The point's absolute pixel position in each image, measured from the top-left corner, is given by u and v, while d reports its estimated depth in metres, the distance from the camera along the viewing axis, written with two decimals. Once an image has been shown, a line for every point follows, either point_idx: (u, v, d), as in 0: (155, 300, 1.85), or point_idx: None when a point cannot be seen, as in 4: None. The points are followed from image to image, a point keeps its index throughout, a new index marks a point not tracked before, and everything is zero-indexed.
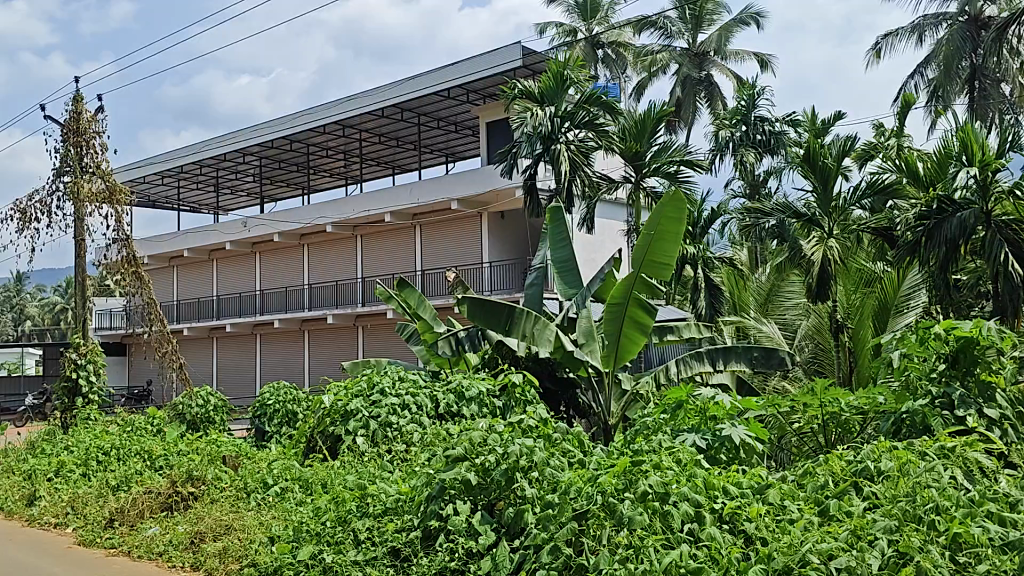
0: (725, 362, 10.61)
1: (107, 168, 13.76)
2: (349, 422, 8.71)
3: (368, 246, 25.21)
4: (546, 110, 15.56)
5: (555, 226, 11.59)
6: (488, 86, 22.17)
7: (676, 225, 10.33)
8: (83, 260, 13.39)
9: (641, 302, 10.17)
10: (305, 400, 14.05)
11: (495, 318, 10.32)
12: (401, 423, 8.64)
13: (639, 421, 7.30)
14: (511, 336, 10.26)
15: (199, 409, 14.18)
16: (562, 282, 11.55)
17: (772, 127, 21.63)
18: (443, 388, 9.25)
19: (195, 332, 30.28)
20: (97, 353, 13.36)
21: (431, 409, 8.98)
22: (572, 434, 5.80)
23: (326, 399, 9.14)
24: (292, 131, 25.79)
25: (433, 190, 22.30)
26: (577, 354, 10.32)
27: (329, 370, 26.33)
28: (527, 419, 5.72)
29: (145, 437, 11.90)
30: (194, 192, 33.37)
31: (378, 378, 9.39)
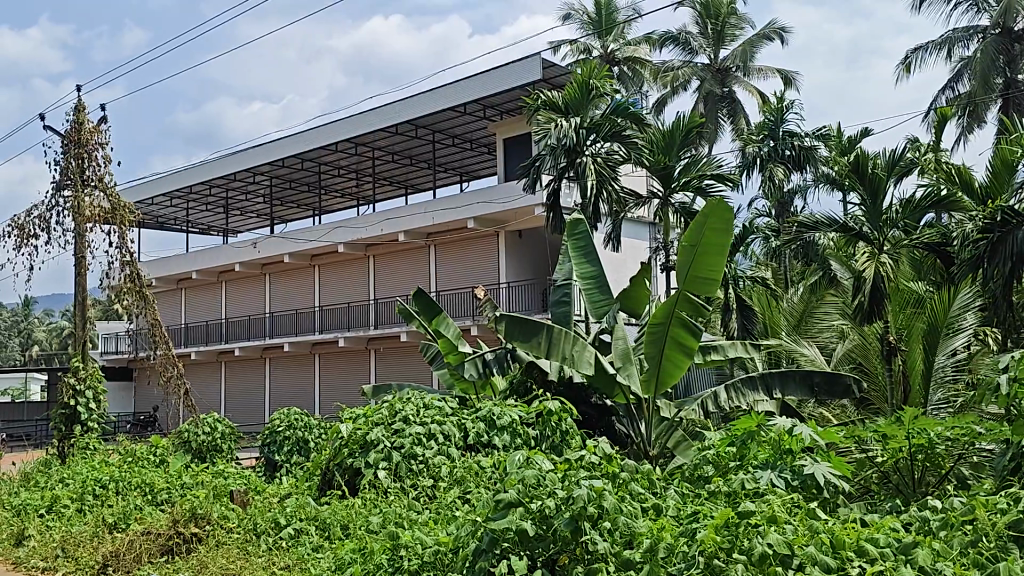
0: (781, 389, 9.61)
1: (110, 181, 13.00)
2: (370, 453, 7.88)
3: (380, 267, 24.43)
4: (571, 120, 14.76)
5: (578, 238, 10.57)
6: (506, 101, 21.41)
7: (722, 236, 9.41)
8: (83, 280, 12.60)
9: (684, 322, 9.33)
10: (318, 427, 13.26)
11: (534, 337, 9.42)
12: (427, 455, 7.81)
13: (703, 455, 6.49)
14: (549, 359, 9.35)
15: (206, 437, 13.37)
16: (590, 298, 10.51)
17: (802, 141, 20.74)
18: (472, 417, 8.42)
19: (202, 357, 29.52)
20: (98, 379, 12.53)
21: (459, 439, 8.13)
22: (642, 471, 4.98)
23: (343, 428, 8.29)
24: (303, 149, 25.09)
25: (448, 209, 21.50)
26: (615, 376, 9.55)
27: (340, 396, 25.50)
28: (588, 455, 4.92)
29: (147, 468, 11.08)
30: (203, 213, 32.73)
31: (401, 405, 8.55)
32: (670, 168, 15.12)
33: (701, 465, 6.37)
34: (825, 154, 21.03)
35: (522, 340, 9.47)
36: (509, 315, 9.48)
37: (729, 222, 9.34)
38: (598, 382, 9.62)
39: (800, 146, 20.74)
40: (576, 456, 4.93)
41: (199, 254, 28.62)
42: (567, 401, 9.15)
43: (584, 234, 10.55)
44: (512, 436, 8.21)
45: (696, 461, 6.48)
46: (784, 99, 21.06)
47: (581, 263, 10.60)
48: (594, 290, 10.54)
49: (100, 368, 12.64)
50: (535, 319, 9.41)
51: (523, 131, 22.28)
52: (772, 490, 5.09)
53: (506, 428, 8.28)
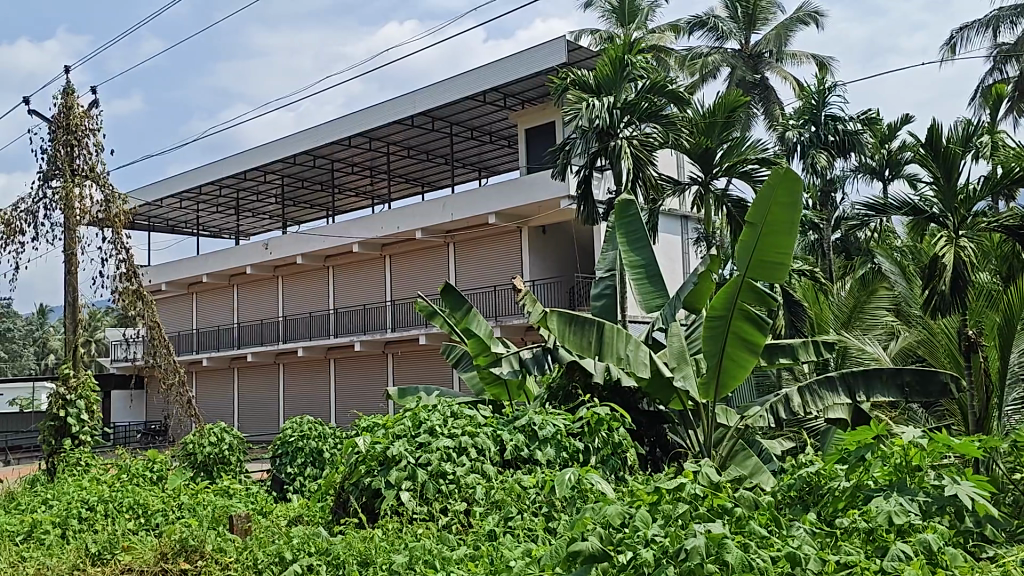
0: (866, 392, 8.35)
1: (104, 171, 11.90)
2: (389, 471, 6.69)
3: (397, 267, 23.27)
4: (604, 100, 13.54)
5: (625, 223, 9.35)
6: (528, 89, 20.22)
7: (792, 210, 8.16)
8: (74, 280, 11.46)
9: (748, 316, 8.25)
10: (333, 437, 12.11)
11: (587, 336, 8.24)
12: (458, 472, 6.62)
13: (805, 475, 5.32)
14: (603, 360, 8.17)
15: (210, 450, 12.18)
16: (640, 291, 9.34)
17: (846, 126, 19.62)
18: (509, 427, 7.22)
19: (214, 363, 28.45)
20: (90, 388, 11.46)
21: (495, 456, 6.93)
22: (757, 505, 4.11)
23: (359, 442, 7.05)
24: (315, 145, 23.98)
25: (469, 203, 20.30)
26: (675, 382, 8.30)
27: (358, 402, 24.35)
28: (688, 483, 4.13)
29: (142, 486, 9.94)
30: (214, 214, 31.69)
31: (426, 413, 7.36)
32: (712, 150, 14.10)
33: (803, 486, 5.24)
34: (870, 139, 19.84)
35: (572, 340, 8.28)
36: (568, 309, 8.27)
37: (796, 195, 8.13)
38: (652, 388, 8.45)
39: (844, 130, 19.61)
40: (671, 485, 4.14)
41: (209, 257, 27.52)
42: (619, 408, 7.90)
43: (632, 217, 9.32)
44: (556, 450, 7.00)
45: (797, 480, 5.31)
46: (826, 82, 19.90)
47: (629, 251, 9.37)
48: (645, 281, 9.37)
49: (93, 376, 11.52)
50: (590, 318, 8.28)
51: (546, 122, 21.08)
52: (930, 527, 3.94)
53: (549, 441, 7.06)
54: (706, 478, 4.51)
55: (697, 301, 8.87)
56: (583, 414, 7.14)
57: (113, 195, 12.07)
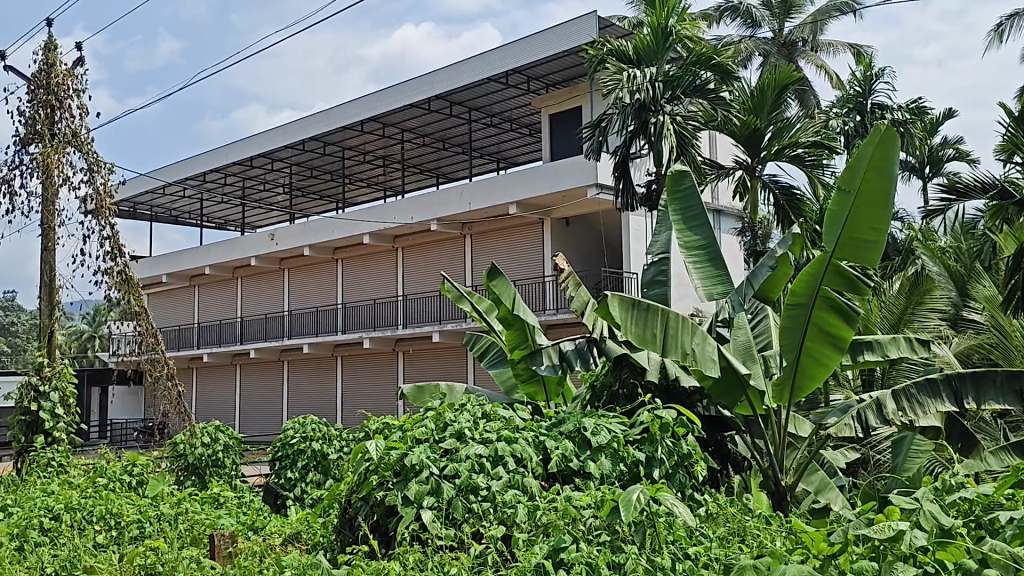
0: (976, 400, 7.10)
1: (89, 137, 10.56)
2: (408, 483, 5.44)
3: (410, 260, 22.02)
4: (646, 72, 12.27)
5: (677, 199, 8.12)
6: (554, 71, 18.93)
7: (887, 173, 6.90)
8: (51, 258, 10.18)
9: (835, 306, 7.05)
10: (337, 438, 10.85)
11: (649, 324, 6.65)
12: (493, 487, 5.35)
13: (959, 498, 4.06)
14: (666, 356, 6.59)
15: (203, 451, 10.87)
16: (697, 275, 7.96)
17: (893, 115, 18.37)
18: (553, 432, 5.93)
19: (215, 359, 27.23)
20: (68, 378, 10.17)
21: (537, 467, 5.64)
22: None
23: (372, 447, 5.75)
24: (325, 130, 22.73)
25: (488, 192, 19.02)
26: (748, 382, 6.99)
27: (367, 403, 23.03)
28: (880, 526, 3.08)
29: (116, 493, 8.67)
30: (219, 205, 30.51)
31: (450, 412, 6.08)
32: (760, 132, 12.95)
33: (959, 511, 4.05)
34: (917, 130, 18.58)
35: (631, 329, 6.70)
36: (630, 292, 6.70)
37: (896, 156, 6.89)
38: (717, 392, 7.06)
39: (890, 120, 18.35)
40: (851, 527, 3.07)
41: (213, 248, 26.28)
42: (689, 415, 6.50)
43: (687, 193, 8.10)
44: (611, 462, 5.71)
45: (952, 504, 4.07)
46: (871, 68, 18.71)
47: (685, 231, 8.06)
48: (702, 265, 7.99)
49: (71, 366, 10.25)
50: (652, 304, 6.72)
51: (571, 107, 19.80)
52: None
53: (603, 450, 5.77)
54: (916, 519, 3.52)
55: (772, 289, 7.52)
56: (642, 419, 5.84)
57: (96, 165, 10.79)
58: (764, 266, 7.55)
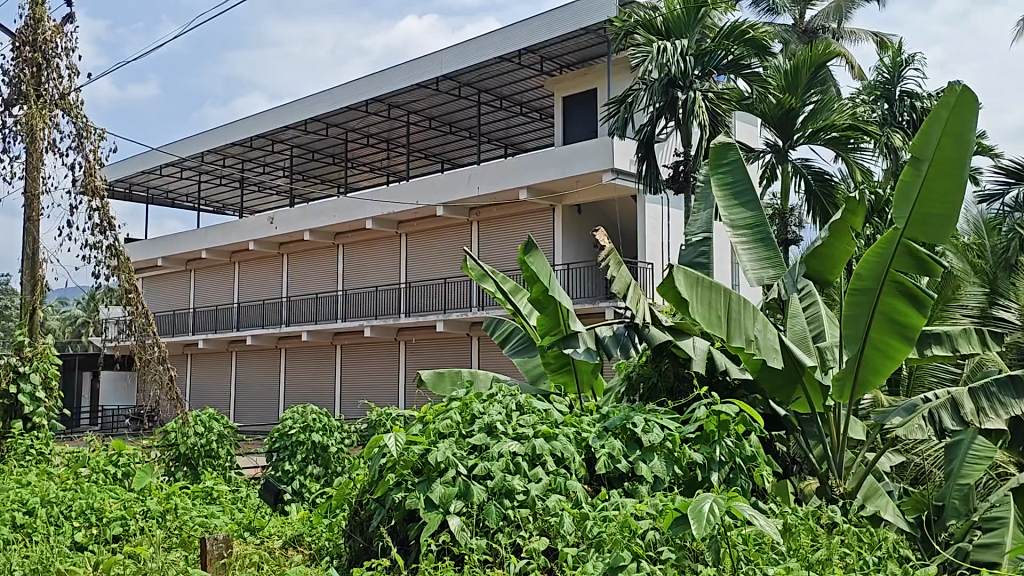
0: None
1: (78, 100, 9.72)
2: (431, 484, 4.68)
3: (414, 246, 21.23)
4: (677, 44, 11.50)
5: (721, 173, 7.27)
6: (570, 51, 18.13)
7: (962, 143, 6.11)
8: (35, 229, 9.37)
9: (905, 291, 6.24)
10: (338, 430, 10.09)
11: (713, 305, 5.79)
12: (531, 491, 4.59)
13: None
14: (729, 343, 5.77)
15: (197, 441, 10.11)
16: (745, 258, 7.16)
17: (924, 103, 17.63)
18: (596, 428, 5.14)
19: (211, 345, 26.48)
20: (51, 358, 9.39)
21: (581, 469, 4.88)
22: None
23: (391, 441, 4.97)
24: (329, 110, 21.93)
25: (498, 176, 18.24)
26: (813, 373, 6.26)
27: (367, 393, 22.26)
28: None
29: (99, 486, 7.88)
30: (217, 188, 29.72)
31: (478, 402, 5.30)
32: (796, 111, 12.36)
33: None
34: None
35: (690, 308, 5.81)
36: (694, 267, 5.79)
37: (973, 122, 6.08)
38: (765, 382, 6.30)
39: (920, 108, 17.63)
40: None
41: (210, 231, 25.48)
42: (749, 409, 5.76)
43: (732, 166, 7.26)
44: (665, 464, 4.95)
45: None
46: (900, 54, 17.93)
47: (733, 208, 7.24)
48: (752, 246, 7.19)
49: (54, 347, 9.45)
50: (714, 281, 5.85)
51: (585, 90, 19.02)
52: None
53: (656, 450, 4.99)
54: None
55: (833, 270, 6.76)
56: (699, 416, 5.07)
57: (85, 130, 9.97)
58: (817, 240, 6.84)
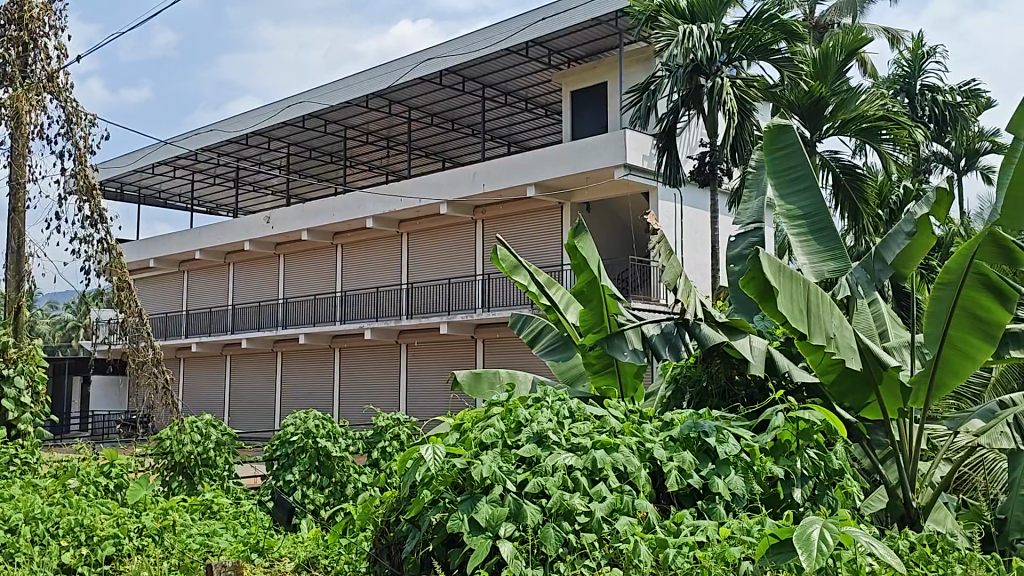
0: None
1: (67, 84, 9.03)
2: (475, 503, 4.05)
3: (415, 246, 20.57)
4: (703, 28, 10.91)
5: (777, 158, 6.66)
6: (579, 44, 17.50)
7: None
8: (21, 222, 8.68)
9: (991, 283, 5.61)
10: (344, 436, 9.38)
11: (796, 296, 5.19)
12: (596, 513, 3.94)
13: None
14: (809, 340, 5.21)
15: (194, 448, 9.35)
16: (801, 250, 6.46)
17: (947, 97, 17.07)
18: (660, 438, 4.50)
19: (204, 349, 25.75)
20: (37, 359, 8.68)
21: (647, 486, 4.23)
22: None
23: (427, 453, 4.31)
24: (327, 105, 21.25)
25: (505, 173, 17.59)
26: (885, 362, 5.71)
27: (368, 396, 21.55)
28: None
29: (89, 500, 7.16)
30: (211, 188, 29.02)
31: (524, 408, 4.63)
32: (822, 104, 11.67)
33: None
34: (971, 113, 17.26)
35: (769, 298, 5.19)
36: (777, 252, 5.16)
37: None
38: (836, 389, 5.80)
39: (943, 102, 17.07)
40: None
41: (204, 231, 24.75)
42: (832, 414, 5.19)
43: (789, 150, 6.65)
44: (744, 480, 4.29)
45: None
46: (920, 47, 17.39)
47: (787, 195, 6.61)
48: (808, 237, 6.50)
49: (40, 348, 8.76)
50: (792, 270, 5.25)
51: (594, 84, 18.39)
52: None
53: (732, 465, 4.34)
54: None
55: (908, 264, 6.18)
56: (779, 423, 4.43)
57: (75, 116, 9.28)
58: (900, 233, 6.19)
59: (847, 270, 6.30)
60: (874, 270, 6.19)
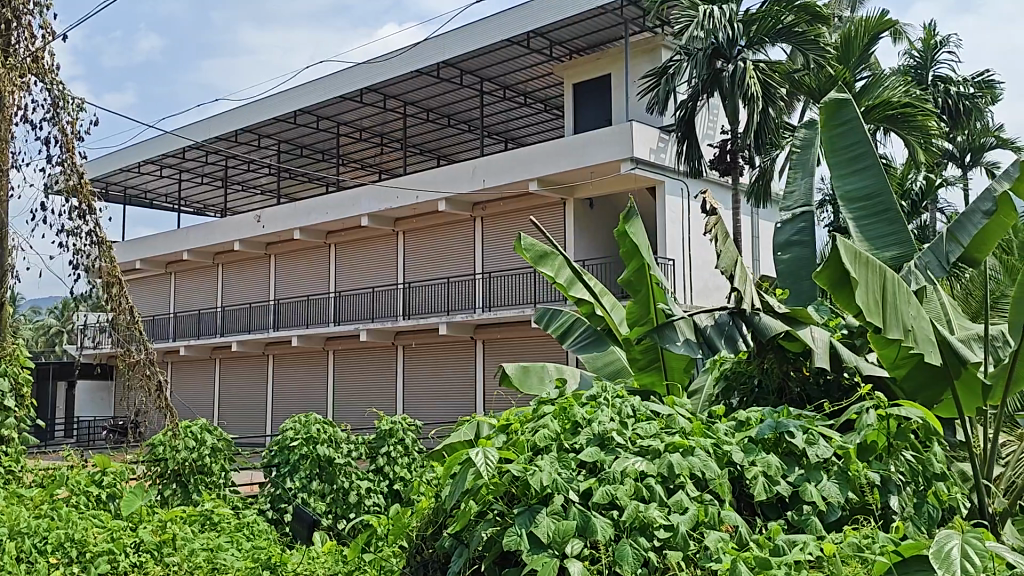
0: None
1: (53, 65, 8.38)
2: (535, 516, 3.48)
3: (412, 245, 20.01)
4: (722, 9, 10.40)
5: (833, 135, 6.33)
6: (581, 35, 16.97)
7: None
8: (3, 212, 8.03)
9: None
10: (350, 441, 8.80)
11: (871, 285, 4.60)
12: (680, 527, 3.39)
13: None
14: (884, 334, 4.61)
15: (188, 455, 8.74)
16: (859, 231, 6.08)
17: (959, 89, 16.68)
18: (738, 439, 3.95)
19: (193, 353, 25.06)
20: (20, 360, 8.05)
21: (728, 494, 3.68)
22: None
23: (473, 457, 3.74)
24: (318, 101, 20.64)
25: (505, 168, 17.04)
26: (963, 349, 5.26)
27: (363, 400, 20.96)
28: None
29: (80, 512, 6.57)
30: (199, 188, 28.38)
31: (580, 406, 4.09)
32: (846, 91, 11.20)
33: None
34: (984, 105, 16.84)
35: (842, 288, 4.65)
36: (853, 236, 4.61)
37: None
38: (910, 387, 5.30)
39: (956, 94, 16.66)
40: None
41: (191, 231, 24.10)
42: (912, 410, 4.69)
43: (847, 127, 6.32)
44: (839, 486, 3.76)
45: None
46: (932, 36, 16.95)
47: (847, 175, 6.24)
48: (869, 220, 6.11)
49: (24, 348, 8.13)
50: (869, 255, 4.67)
51: (596, 77, 17.90)
52: None
53: (823, 469, 3.81)
54: None
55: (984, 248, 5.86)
56: (871, 422, 3.91)
57: (62, 100, 8.66)
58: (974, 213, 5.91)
59: (914, 253, 5.96)
60: (941, 252, 5.92)
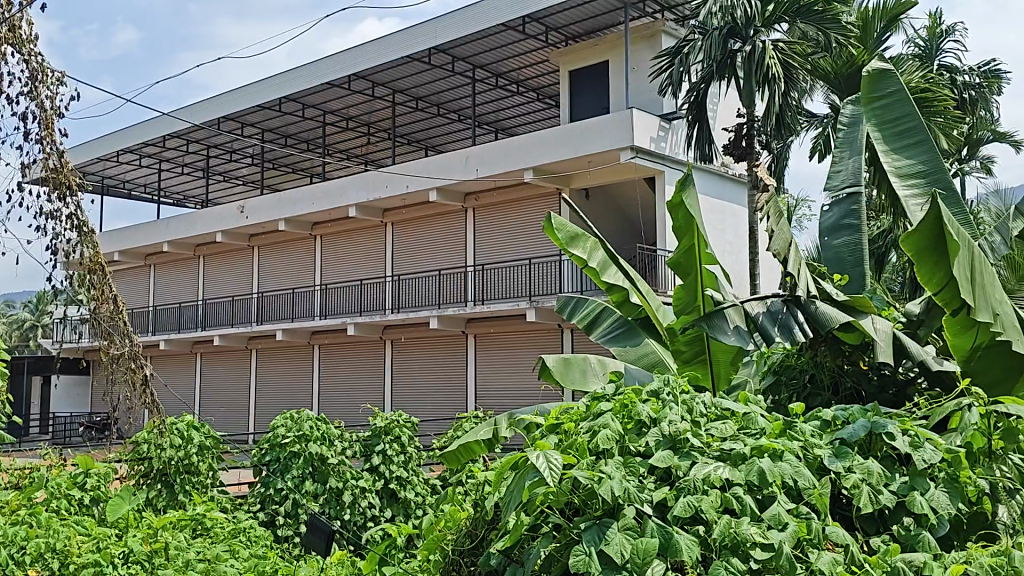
0: None
1: (31, 35, 7.76)
2: (607, 532, 2.95)
3: (401, 235, 19.45)
4: None
5: (877, 108, 5.94)
6: (577, 20, 16.45)
7: None
8: None
9: None
10: (348, 439, 8.26)
11: (965, 260, 4.11)
12: (781, 546, 2.88)
13: None
14: (973, 317, 4.20)
15: (173, 455, 8.11)
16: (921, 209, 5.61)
17: (964, 78, 16.29)
18: (828, 440, 3.45)
19: (173, 347, 24.38)
20: None
21: (827, 504, 3.18)
22: None
23: (530, 462, 3.20)
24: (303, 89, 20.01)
25: (499, 156, 16.51)
26: None
27: (350, 396, 20.39)
28: None
29: (63, 518, 6.00)
30: (179, 178, 27.68)
31: (642, 402, 3.57)
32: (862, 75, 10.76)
33: None
34: (988, 94, 16.46)
35: (935, 259, 4.13)
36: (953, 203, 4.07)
37: None
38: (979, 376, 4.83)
39: (961, 83, 16.27)
40: None
41: (171, 222, 23.41)
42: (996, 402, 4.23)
43: (890, 99, 5.93)
44: (948, 494, 3.27)
45: None
46: (937, 24, 16.55)
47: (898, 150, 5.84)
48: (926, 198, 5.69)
49: None
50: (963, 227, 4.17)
51: (592, 65, 17.41)
52: None
53: (929, 475, 3.32)
54: None
55: None
56: None
57: (40, 73, 8.04)
58: None
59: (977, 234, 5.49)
60: None
